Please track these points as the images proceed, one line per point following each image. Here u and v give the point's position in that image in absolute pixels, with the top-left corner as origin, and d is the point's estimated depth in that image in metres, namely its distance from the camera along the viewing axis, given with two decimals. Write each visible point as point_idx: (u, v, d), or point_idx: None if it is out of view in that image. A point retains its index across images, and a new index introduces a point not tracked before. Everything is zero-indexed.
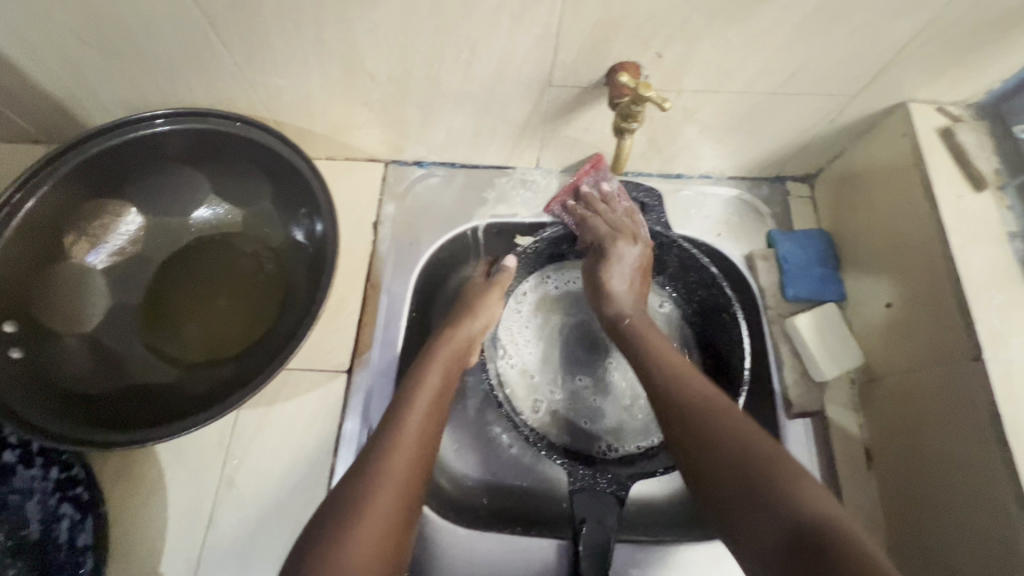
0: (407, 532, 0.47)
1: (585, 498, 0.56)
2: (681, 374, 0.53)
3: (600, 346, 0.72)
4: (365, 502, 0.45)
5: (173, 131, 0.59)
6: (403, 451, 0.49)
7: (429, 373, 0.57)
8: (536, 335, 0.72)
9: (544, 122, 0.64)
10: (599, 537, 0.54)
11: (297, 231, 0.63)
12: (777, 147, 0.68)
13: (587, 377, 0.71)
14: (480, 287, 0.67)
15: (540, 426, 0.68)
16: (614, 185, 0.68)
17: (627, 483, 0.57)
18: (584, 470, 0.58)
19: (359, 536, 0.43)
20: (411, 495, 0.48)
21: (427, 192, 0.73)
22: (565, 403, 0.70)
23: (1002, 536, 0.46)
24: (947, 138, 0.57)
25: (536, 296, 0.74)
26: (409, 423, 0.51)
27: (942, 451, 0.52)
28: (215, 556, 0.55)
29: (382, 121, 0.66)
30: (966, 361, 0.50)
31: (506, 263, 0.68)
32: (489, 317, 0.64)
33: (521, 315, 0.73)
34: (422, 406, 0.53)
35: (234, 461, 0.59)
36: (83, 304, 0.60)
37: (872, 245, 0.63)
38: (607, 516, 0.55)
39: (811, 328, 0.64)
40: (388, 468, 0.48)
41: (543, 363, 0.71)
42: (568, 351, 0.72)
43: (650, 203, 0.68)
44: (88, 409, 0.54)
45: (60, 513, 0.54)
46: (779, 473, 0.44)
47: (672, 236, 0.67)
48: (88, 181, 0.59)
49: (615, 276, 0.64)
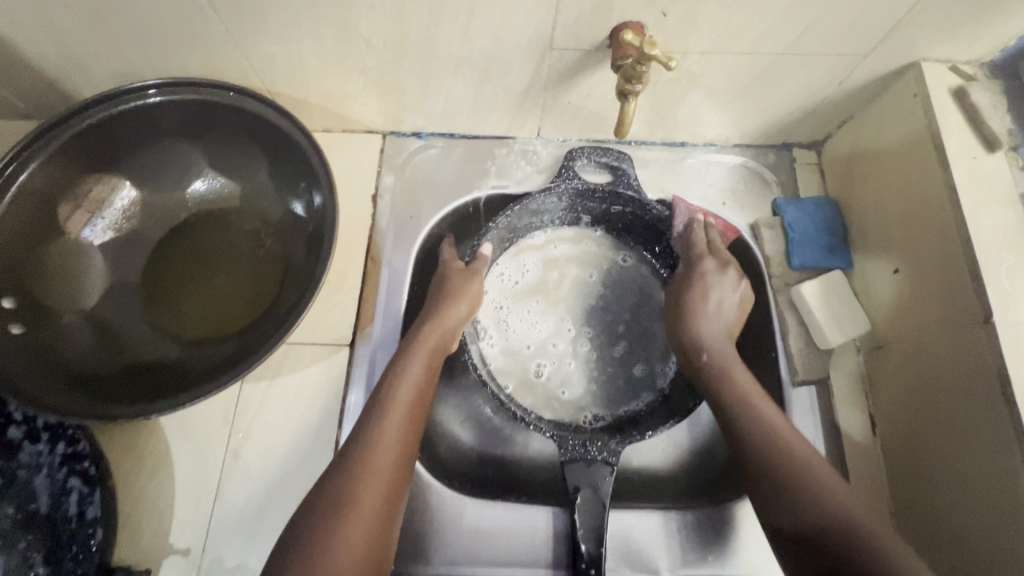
0: (395, 520, 0.48)
1: (576, 467, 0.56)
2: (785, 443, 0.51)
3: (588, 314, 0.70)
4: (351, 500, 0.46)
5: (167, 102, 0.58)
6: (388, 445, 0.50)
7: (412, 360, 0.55)
8: (521, 306, 0.70)
9: (546, 88, 0.62)
10: (593, 503, 0.54)
11: (297, 204, 0.62)
12: (784, 113, 0.66)
13: (575, 344, 0.69)
14: (459, 273, 0.63)
15: (527, 400, 0.67)
16: (580, 151, 0.67)
17: (618, 449, 0.56)
18: (574, 440, 0.57)
19: (346, 537, 0.44)
20: (396, 491, 0.49)
21: (426, 164, 0.71)
22: (551, 373, 0.68)
23: (1009, 496, 0.46)
24: (960, 98, 0.56)
25: (518, 267, 0.71)
26: (393, 414, 0.51)
27: (950, 415, 0.52)
28: (224, 526, 0.56)
29: (379, 90, 0.64)
30: (976, 324, 0.49)
31: (482, 251, 0.64)
32: (474, 299, 0.61)
33: (505, 287, 0.70)
34: (407, 394, 0.53)
35: (239, 434, 0.59)
36: (82, 280, 0.60)
37: (881, 212, 0.62)
38: (601, 484, 0.55)
39: (817, 296, 0.63)
40: (372, 464, 0.48)
41: (528, 333, 0.69)
42: (556, 320, 0.70)
43: (620, 166, 0.67)
44: (91, 384, 0.54)
45: (67, 486, 0.54)
46: (899, 569, 0.42)
47: (645, 199, 0.66)
48: (81, 155, 0.58)
49: (706, 298, 0.60)
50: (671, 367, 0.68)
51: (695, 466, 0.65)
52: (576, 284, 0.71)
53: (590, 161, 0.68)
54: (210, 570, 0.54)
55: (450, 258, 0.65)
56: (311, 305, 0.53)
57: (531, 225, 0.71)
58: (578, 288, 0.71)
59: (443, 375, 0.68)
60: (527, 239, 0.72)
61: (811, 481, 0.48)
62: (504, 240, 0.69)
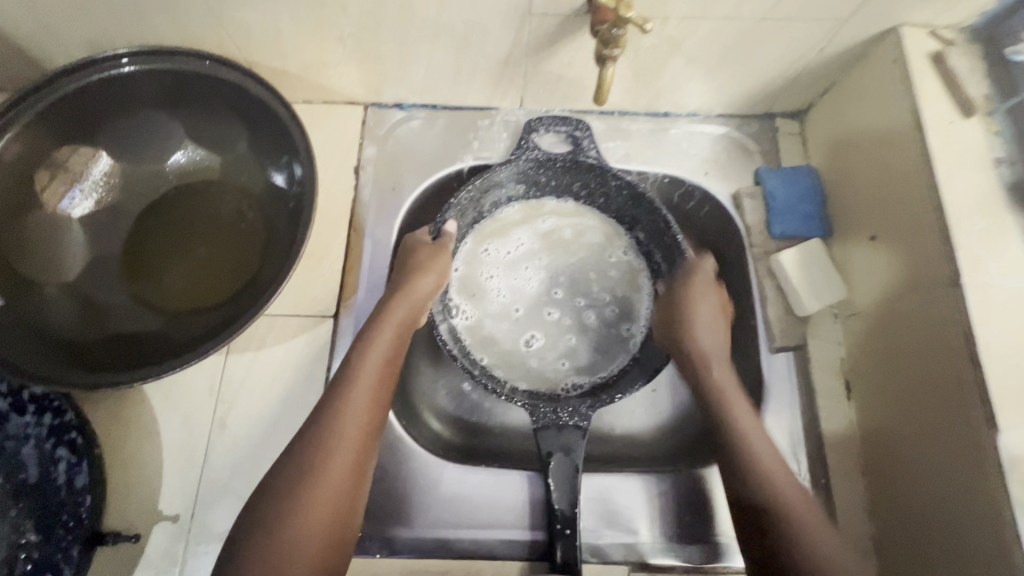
0: (363, 491, 0.49)
1: (549, 434, 0.57)
2: (765, 466, 0.53)
3: (572, 283, 0.72)
4: (317, 472, 0.47)
5: (139, 72, 0.57)
6: (351, 418, 0.50)
7: (380, 334, 0.55)
8: (498, 276, 0.71)
9: (526, 56, 0.62)
10: (566, 467, 0.56)
11: (277, 176, 0.62)
12: (767, 81, 0.66)
13: (552, 314, 0.70)
14: (422, 249, 0.62)
15: (501, 371, 0.67)
16: (539, 121, 0.67)
17: (589, 414, 0.57)
18: (545, 407, 0.58)
19: (308, 508, 0.46)
20: (363, 459, 0.49)
21: (409, 135, 0.71)
22: (527, 343, 0.69)
23: (969, 451, 0.48)
24: (938, 62, 0.56)
25: (493, 240, 0.71)
26: (358, 389, 0.51)
27: (916, 376, 0.53)
28: (211, 492, 0.57)
29: (358, 59, 0.63)
30: (944, 287, 0.50)
31: (447, 229, 0.63)
32: (443, 272, 0.61)
33: (484, 259, 0.70)
34: (372, 368, 0.53)
35: (225, 405, 0.60)
36: (61, 253, 0.59)
37: (859, 179, 0.62)
38: (574, 448, 0.56)
39: (796, 264, 0.64)
40: (334, 438, 0.48)
41: (502, 304, 0.70)
42: (533, 291, 0.71)
43: (580, 137, 0.67)
44: (74, 354, 0.54)
45: (56, 456, 0.55)
46: None
47: (607, 165, 0.66)
48: (56, 126, 0.57)
49: (695, 321, 0.63)
50: (644, 327, 0.70)
51: (672, 432, 0.68)
52: (564, 251, 0.72)
53: (549, 131, 0.67)
54: (199, 535, 0.56)
55: (416, 236, 0.63)
56: (285, 283, 0.53)
57: (497, 202, 0.70)
58: (567, 257, 0.72)
59: (428, 345, 0.69)
60: (497, 215, 0.71)
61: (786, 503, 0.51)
62: (471, 218, 0.69)
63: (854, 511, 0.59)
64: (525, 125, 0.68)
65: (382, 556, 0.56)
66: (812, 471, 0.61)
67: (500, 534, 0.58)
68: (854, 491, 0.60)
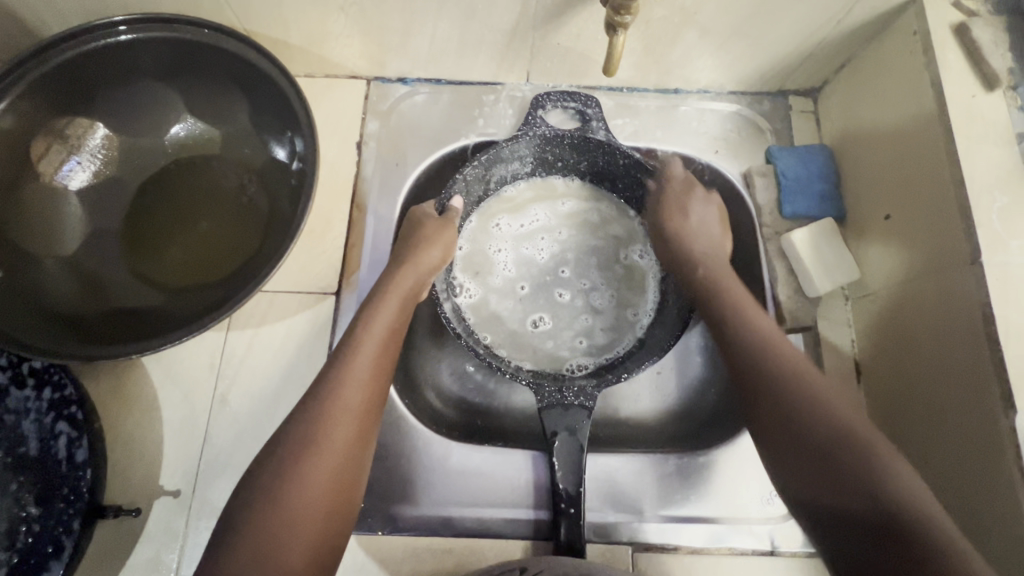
0: (363, 466, 0.49)
1: (554, 413, 0.56)
2: (771, 341, 0.51)
3: (579, 264, 0.70)
4: (317, 441, 0.46)
5: (136, 40, 0.56)
6: (352, 392, 0.49)
7: (383, 305, 0.54)
8: (507, 250, 0.70)
9: (533, 27, 0.60)
10: (570, 446, 0.55)
11: (279, 150, 0.60)
12: (782, 55, 0.64)
13: (559, 294, 0.69)
14: (428, 222, 0.60)
15: (504, 350, 0.66)
16: (547, 96, 0.64)
17: (594, 393, 0.56)
18: (550, 386, 0.56)
19: (308, 476, 0.45)
20: (364, 429, 0.49)
21: (412, 111, 0.69)
22: (532, 324, 0.68)
23: (986, 432, 0.47)
24: (961, 35, 0.54)
25: (504, 213, 0.70)
26: (359, 363, 0.50)
27: (931, 357, 0.52)
28: (213, 467, 0.56)
29: (361, 29, 0.62)
30: (964, 265, 0.49)
31: (453, 204, 0.62)
32: (448, 247, 0.59)
33: (495, 233, 0.70)
34: (375, 339, 0.52)
35: (226, 381, 0.59)
36: (61, 226, 0.59)
37: (876, 156, 0.61)
38: (579, 427, 0.55)
39: (808, 244, 0.63)
40: (334, 412, 0.47)
41: (507, 282, 0.69)
42: (539, 269, 0.70)
43: (588, 112, 0.65)
44: (71, 327, 0.53)
45: (56, 431, 0.54)
46: (862, 454, 0.43)
47: (616, 143, 0.64)
48: (52, 95, 0.56)
49: (679, 220, 0.62)
50: (650, 311, 0.68)
51: (678, 414, 0.67)
52: (574, 232, 0.71)
53: (556, 107, 0.64)
54: (200, 511, 0.55)
55: (422, 209, 0.61)
56: (286, 257, 0.52)
57: (503, 178, 0.69)
58: (576, 237, 0.71)
59: (432, 324, 0.69)
60: (502, 193, 0.70)
61: (795, 371, 0.48)
62: (476, 195, 0.68)
63: None
64: (532, 100, 0.65)
65: (385, 533, 0.56)
66: None
67: (503, 513, 0.57)
68: None
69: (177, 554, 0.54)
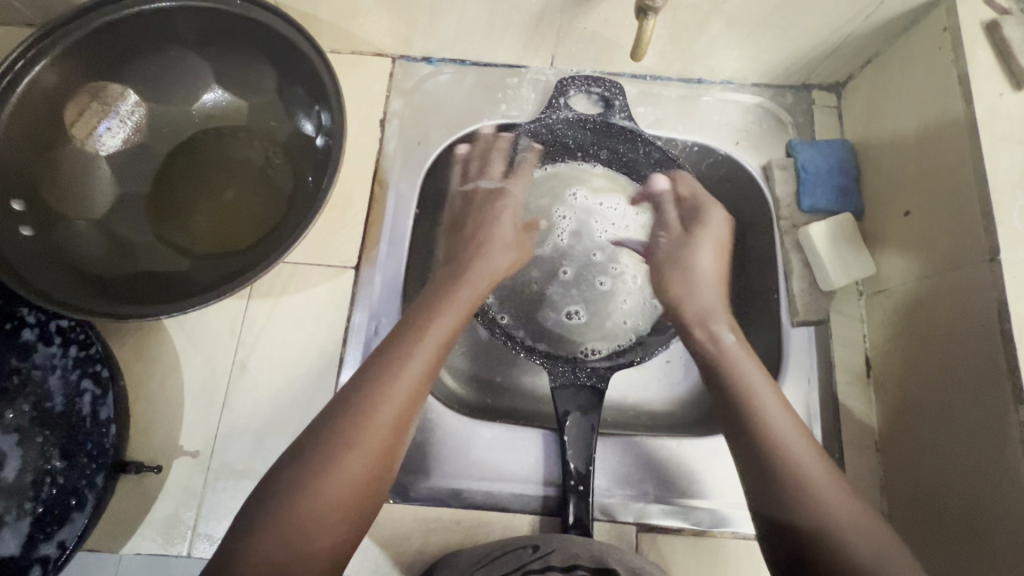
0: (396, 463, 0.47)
1: (566, 393, 0.57)
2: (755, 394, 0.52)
3: (613, 254, 0.70)
4: (363, 416, 0.46)
5: (171, 8, 0.56)
6: (398, 391, 0.48)
7: (452, 307, 0.56)
8: (571, 218, 0.71)
9: (561, 11, 0.60)
10: (582, 425, 0.56)
11: (307, 123, 0.61)
12: (808, 48, 0.64)
13: (600, 282, 0.70)
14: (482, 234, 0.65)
15: (521, 331, 0.68)
16: (572, 81, 0.65)
17: (606, 375, 0.59)
18: (562, 366, 0.59)
19: (351, 449, 0.44)
20: (407, 418, 0.48)
21: (437, 90, 0.70)
22: (564, 313, 0.69)
23: (996, 428, 0.47)
24: (992, 32, 0.53)
25: (583, 185, 0.71)
26: (418, 352, 0.51)
27: (945, 353, 0.53)
28: (232, 430, 0.58)
29: (390, 6, 0.62)
30: (982, 262, 0.49)
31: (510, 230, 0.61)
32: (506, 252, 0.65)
33: (569, 201, 0.71)
34: (435, 337, 0.53)
35: (246, 348, 0.60)
36: (92, 188, 0.60)
37: (897, 154, 0.61)
38: (591, 408, 0.57)
39: (825, 238, 0.63)
40: (368, 430, 0.45)
41: (554, 256, 0.70)
42: (587, 250, 0.71)
43: (612, 99, 0.65)
44: (99, 288, 0.54)
45: (81, 387, 0.55)
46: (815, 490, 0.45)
47: (638, 131, 0.66)
48: (87, 61, 0.57)
49: (702, 247, 0.65)
50: None
51: (689, 403, 0.68)
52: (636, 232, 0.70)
53: (580, 91, 0.65)
54: (218, 471, 0.57)
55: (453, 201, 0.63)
56: (309, 231, 0.52)
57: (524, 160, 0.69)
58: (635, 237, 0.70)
59: None
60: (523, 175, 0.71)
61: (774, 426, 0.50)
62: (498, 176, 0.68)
63: (866, 487, 0.60)
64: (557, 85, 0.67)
65: (397, 502, 0.57)
66: (827, 444, 0.61)
67: (512, 488, 0.59)
68: (867, 466, 0.60)
69: (195, 512, 0.56)
